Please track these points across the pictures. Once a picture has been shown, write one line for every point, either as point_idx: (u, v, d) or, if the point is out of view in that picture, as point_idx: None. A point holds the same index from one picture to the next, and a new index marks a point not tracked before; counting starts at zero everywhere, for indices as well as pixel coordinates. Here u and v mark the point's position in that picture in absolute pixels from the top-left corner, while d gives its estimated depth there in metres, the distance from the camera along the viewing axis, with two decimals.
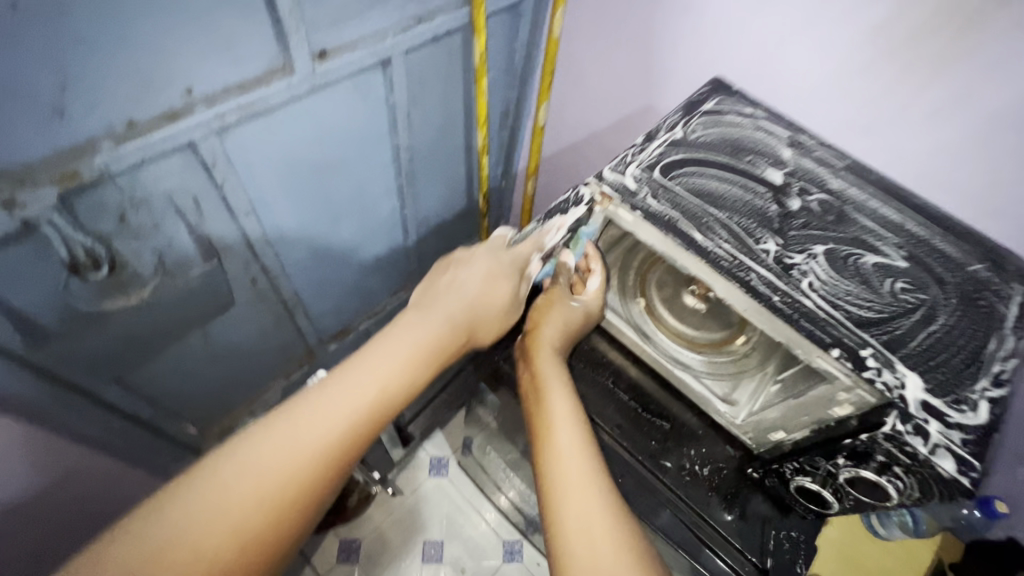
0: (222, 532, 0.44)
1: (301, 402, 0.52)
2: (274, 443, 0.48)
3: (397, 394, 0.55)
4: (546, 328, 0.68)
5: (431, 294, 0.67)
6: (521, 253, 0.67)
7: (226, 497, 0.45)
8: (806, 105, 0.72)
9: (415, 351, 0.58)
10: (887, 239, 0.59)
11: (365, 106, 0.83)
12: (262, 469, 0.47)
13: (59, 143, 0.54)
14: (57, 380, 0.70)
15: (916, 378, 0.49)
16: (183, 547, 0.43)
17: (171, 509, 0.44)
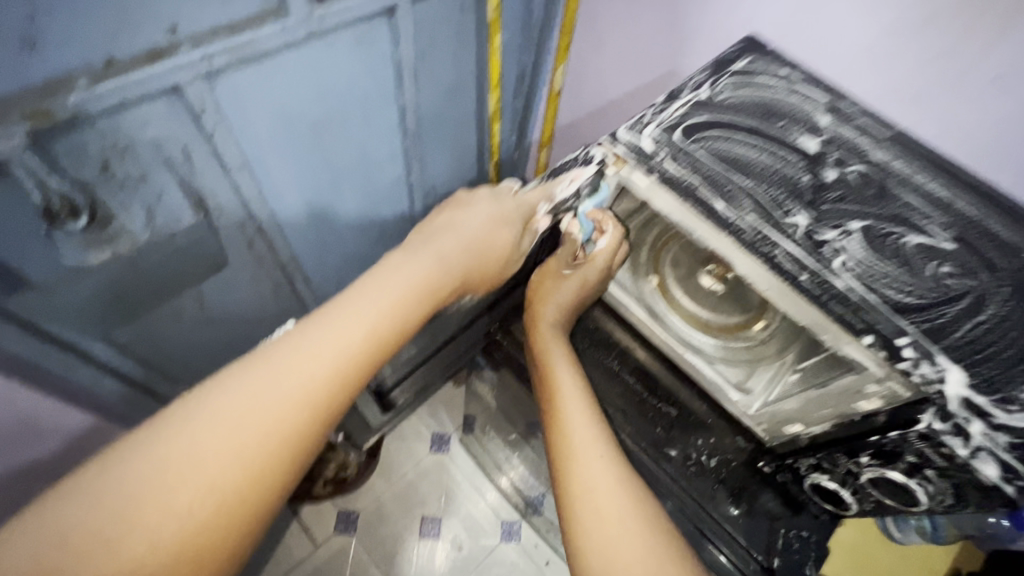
0: (192, 489, 0.38)
1: (277, 344, 0.45)
2: (254, 385, 0.42)
3: (389, 337, 0.49)
4: (546, 306, 0.69)
5: (426, 234, 0.60)
6: (526, 202, 0.63)
7: (193, 448, 0.39)
8: (850, 68, 0.65)
9: (411, 292, 0.52)
10: (933, 219, 0.53)
11: (369, 59, 0.78)
12: (239, 413, 0.41)
13: (30, 79, 0.49)
14: (38, 333, 0.67)
15: (959, 372, 0.43)
16: (154, 502, 0.37)
17: (134, 459, 0.38)
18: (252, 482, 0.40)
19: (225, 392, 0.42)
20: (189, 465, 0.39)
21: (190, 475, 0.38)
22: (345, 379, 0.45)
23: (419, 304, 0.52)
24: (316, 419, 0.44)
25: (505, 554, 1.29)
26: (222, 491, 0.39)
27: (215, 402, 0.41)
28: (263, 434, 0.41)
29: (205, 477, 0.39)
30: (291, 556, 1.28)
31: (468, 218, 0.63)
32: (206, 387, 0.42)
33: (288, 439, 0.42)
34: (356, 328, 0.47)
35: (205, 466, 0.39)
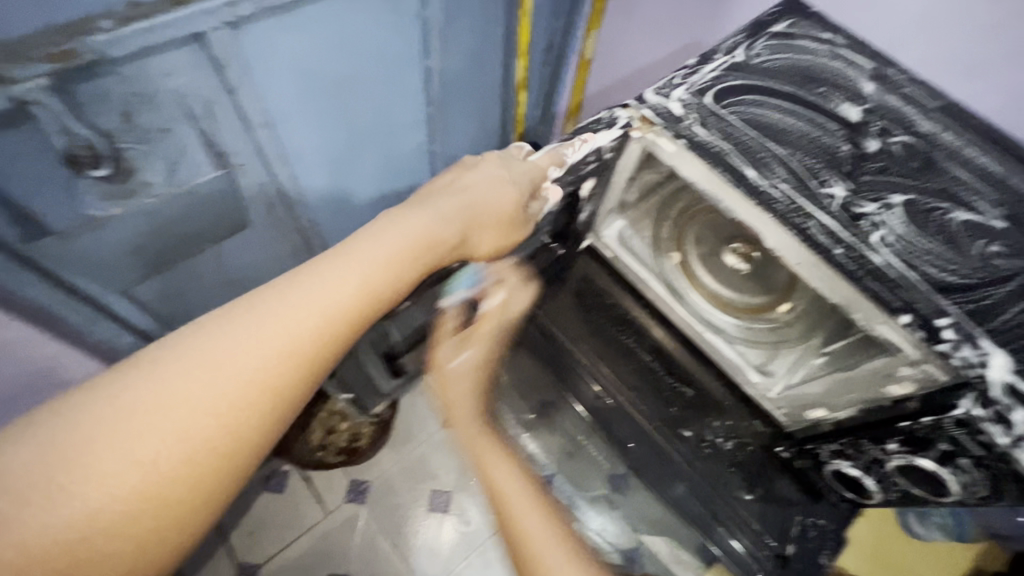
0: (159, 438, 0.35)
1: (263, 295, 0.41)
2: (236, 333, 0.39)
3: (382, 297, 0.45)
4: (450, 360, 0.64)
5: (428, 190, 0.55)
6: (536, 164, 0.60)
7: (157, 402, 0.36)
8: (901, 35, 0.61)
9: (405, 249, 0.47)
10: (984, 195, 0.49)
11: (393, 18, 0.76)
12: (217, 364, 0.38)
13: (55, 18, 0.50)
14: (57, 281, 0.68)
15: (1003, 357, 0.40)
16: (114, 449, 0.34)
17: (98, 400, 0.35)
18: (220, 446, 0.37)
19: (199, 344, 0.38)
20: (147, 421, 0.35)
21: (150, 430, 0.35)
22: (332, 337, 0.42)
23: (412, 265, 0.48)
24: (297, 381, 0.40)
25: None
26: (184, 454, 0.36)
27: (187, 353, 0.38)
28: (236, 395, 0.38)
29: (170, 434, 0.36)
30: (302, 521, 1.30)
31: (473, 178, 0.58)
32: (178, 336, 0.39)
33: (266, 401, 0.39)
34: (350, 284, 0.43)
35: (169, 423, 0.36)
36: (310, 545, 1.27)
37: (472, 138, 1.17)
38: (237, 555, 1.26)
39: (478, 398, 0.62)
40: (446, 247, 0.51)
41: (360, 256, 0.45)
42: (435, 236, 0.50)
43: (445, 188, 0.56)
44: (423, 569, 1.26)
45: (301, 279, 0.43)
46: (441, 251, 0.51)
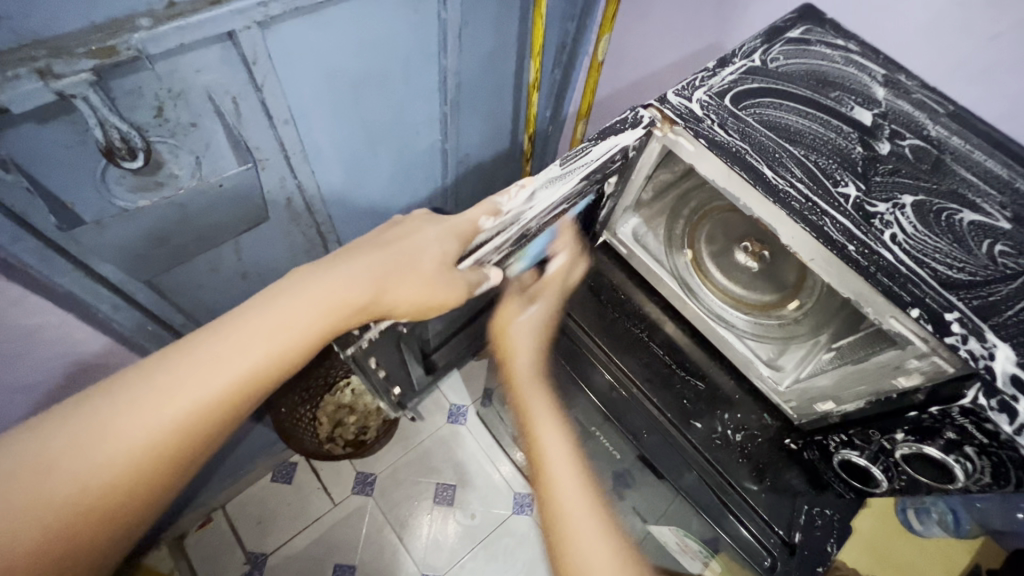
0: (90, 469, 0.46)
1: (168, 360, 0.51)
2: (158, 390, 0.49)
3: (275, 366, 0.52)
4: (518, 357, 0.68)
5: (359, 245, 0.59)
6: (467, 217, 0.57)
7: (70, 452, 0.46)
8: (911, 40, 0.63)
9: (302, 321, 0.53)
10: (990, 196, 0.52)
11: (414, 18, 0.78)
12: (141, 417, 0.48)
13: (96, 17, 0.52)
14: (90, 272, 0.68)
15: (1008, 350, 0.43)
16: (50, 480, 0.45)
17: (46, 433, 0.46)
18: (126, 485, 0.47)
19: (114, 403, 0.48)
20: (66, 467, 0.45)
21: (64, 474, 0.45)
22: (224, 399, 0.51)
23: (313, 332, 0.53)
24: (189, 436, 0.50)
25: (517, 526, 1.32)
26: (94, 493, 0.46)
27: (104, 413, 0.48)
28: (140, 446, 0.48)
29: (80, 480, 0.46)
30: (310, 512, 1.30)
31: (401, 232, 0.60)
32: (100, 394, 0.49)
33: (160, 453, 0.49)
34: (244, 354, 0.51)
35: (79, 470, 0.46)
36: (318, 537, 1.28)
37: (484, 137, 1.19)
38: (246, 546, 1.26)
39: (536, 361, 0.69)
40: (355, 309, 0.54)
41: (255, 328, 0.52)
42: (342, 300, 0.54)
43: (373, 243, 0.59)
44: (427, 561, 1.27)
45: (202, 345, 0.51)
46: (350, 316, 0.54)
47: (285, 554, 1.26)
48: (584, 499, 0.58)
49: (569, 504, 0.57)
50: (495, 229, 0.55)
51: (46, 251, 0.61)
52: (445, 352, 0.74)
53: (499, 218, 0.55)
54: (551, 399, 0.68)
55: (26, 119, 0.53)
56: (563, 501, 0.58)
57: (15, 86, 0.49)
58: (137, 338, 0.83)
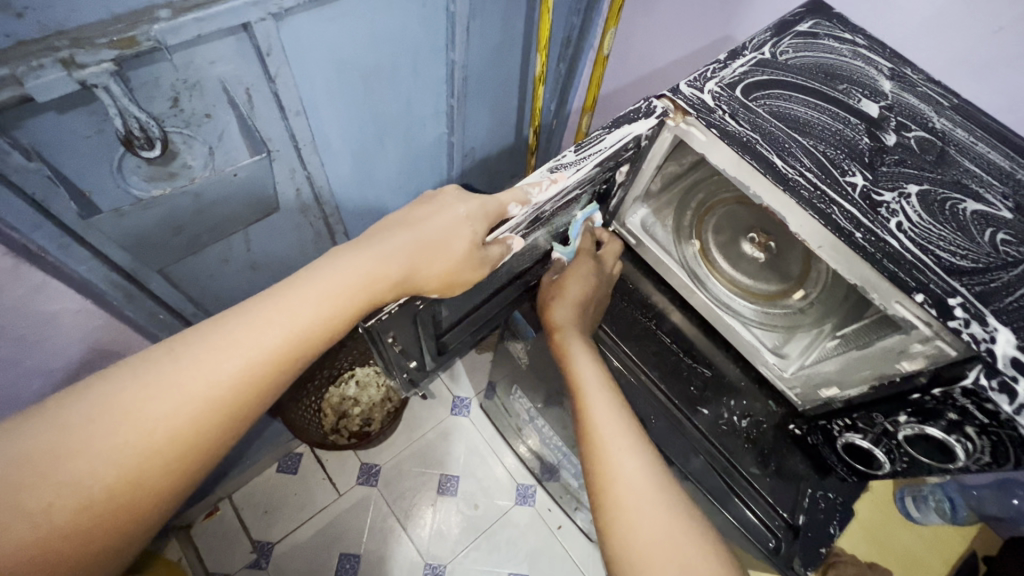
0: (133, 437, 0.44)
1: (205, 333, 0.49)
2: (199, 361, 0.48)
3: (311, 342, 0.52)
4: (558, 308, 0.67)
5: (388, 223, 0.58)
6: (496, 199, 0.58)
7: (109, 424, 0.44)
8: (909, 36, 0.66)
9: (340, 293, 0.52)
10: (993, 187, 0.53)
11: (426, 10, 0.79)
12: (182, 385, 0.47)
13: (118, 8, 0.52)
14: (106, 260, 0.69)
15: (1008, 333, 0.44)
16: (94, 447, 0.43)
17: (87, 402, 0.44)
18: (163, 461, 0.45)
19: (145, 376, 0.46)
20: (102, 438, 0.43)
21: (100, 447, 0.43)
22: (258, 376, 0.49)
23: (349, 306, 0.53)
24: (224, 412, 0.48)
25: (519, 516, 1.33)
26: (134, 467, 0.44)
27: (133, 388, 0.45)
28: (177, 420, 0.46)
29: (116, 454, 0.43)
30: (315, 502, 1.32)
31: (429, 211, 0.59)
32: (123, 372, 0.46)
33: (194, 429, 0.46)
34: (276, 330, 0.50)
35: (117, 442, 0.44)
36: (323, 527, 1.29)
37: (490, 130, 1.20)
38: (252, 535, 1.27)
39: (580, 319, 0.67)
40: (388, 284, 0.54)
41: (289, 304, 0.51)
42: (377, 275, 0.54)
43: (401, 223, 0.58)
44: (431, 551, 1.28)
45: (233, 323, 0.50)
46: (384, 291, 0.54)
47: (291, 543, 1.27)
48: (618, 421, 0.58)
49: (610, 444, 0.56)
50: (522, 215, 0.57)
51: (63, 239, 0.61)
52: (461, 337, 0.72)
53: (526, 207, 0.57)
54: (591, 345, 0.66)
55: (48, 108, 0.54)
56: (603, 428, 0.57)
57: (39, 76, 0.50)
58: (150, 326, 0.84)
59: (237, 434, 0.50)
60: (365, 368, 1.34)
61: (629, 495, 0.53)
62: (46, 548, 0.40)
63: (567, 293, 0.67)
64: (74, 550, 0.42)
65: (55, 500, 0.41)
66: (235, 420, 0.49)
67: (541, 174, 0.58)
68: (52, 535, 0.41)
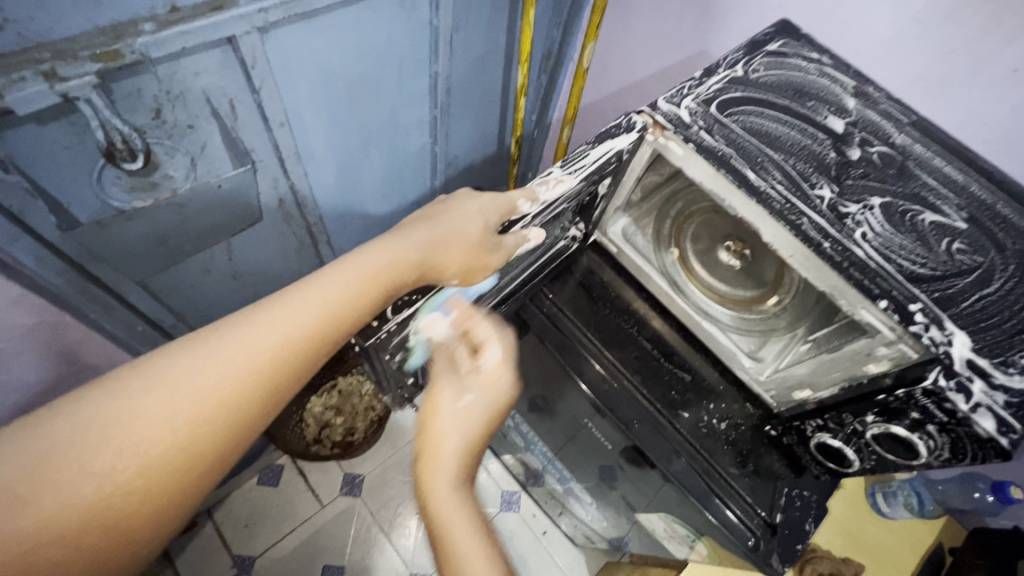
0: (185, 406, 0.43)
1: (244, 315, 0.49)
2: (244, 336, 0.47)
3: (343, 320, 0.51)
4: (438, 444, 0.54)
5: (409, 218, 0.60)
6: (506, 198, 0.61)
7: (162, 392, 0.43)
8: (873, 54, 0.70)
9: (371, 274, 0.53)
10: (948, 200, 0.57)
11: (410, 23, 0.80)
12: (228, 359, 0.46)
13: (100, 21, 0.52)
14: (85, 272, 0.67)
15: (964, 337, 0.48)
16: (149, 415, 0.42)
17: (137, 377, 0.43)
18: (211, 428, 0.44)
19: (193, 352, 0.45)
20: (155, 407, 0.42)
21: (153, 416, 0.42)
22: (299, 351, 0.49)
23: (379, 285, 0.53)
24: (266, 383, 0.47)
25: (504, 522, 1.33)
26: (185, 433, 0.43)
27: (184, 360, 0.45)
28: (223, 391, 0.45)
29: (169, 421, 0.43)
30: (297, 514, 1.30)
31: (443, 207, 0.61)
32: (170, 350, 0.45)
33: (239, 400, 0.46)
34: (310, 308, 0.49)
35: (168, 410, 0.43)
36: (305, 538, 1.27)
37: (473, 139, 1.21)
38: (232, 549, 1.24)
39: (460, 454, 0.53)
40: (407, 266, 0.55)
41: (322, 283, 0.51)
42: (398, 259, 0.55)
43: (419, 218, 0.60)
44: (416, 561, 1.27)
45: (273, 301, 0.50)
46: (405, 274, 0.55)
47: (272, 556, 1.25)
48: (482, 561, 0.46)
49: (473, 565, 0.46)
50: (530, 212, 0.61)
51: (41, 251, 0.60)
52: None
53: (535, 203, 0.60)
54: (477, 506, 0.52)
55: (27, 121, 0.53)
56: None
57: (21, 88, 0.49)
58: (128, 338, 0.82)
59: (274, 410, 0.49)
60: (348, 378, 1.33)
61: None
62: (110, 504, 0.40)
63: (449, 427, 0.54)
64: (130, 512, 0.41)
65: (115, 463, 0.40)
66: (280, 393, 0.48)
67: (547, 174, 0.61)
68: (113, 495, 0.40)
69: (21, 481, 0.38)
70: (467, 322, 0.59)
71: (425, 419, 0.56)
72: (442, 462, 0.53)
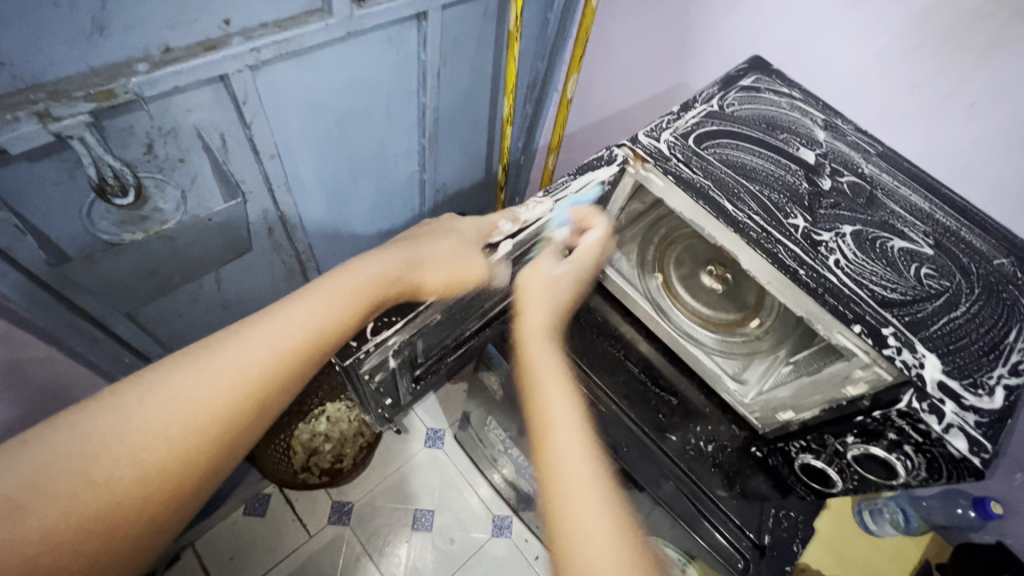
0: (181, 417, 0.46)
1: (236, 331, 0.51)
2: (236, 350, 0.50)
3: (332, 334, 0.53)
4: (529, 306, 0.63)
5: (397, 241, 0.63)
6: (488, 221, 0.63)
7: (157, 403, 0.46)
8: (843, 87, 0.73)
9: (355, 290, 0.55)
10: (915, 226, 0.59)
11: (398, 58, 0.83)
12: (222, 372, 0.48)
13: (94, 62, 0.53)
14: (72, 305, 0.67)
15: (934, 359, 0.50)
16: (147, 425, 0.45)
17: (138, 389, 0.46)
18: (205, 438, 0.47)
19: (188, 366, 0.48)
20: (152, 419, 0.45)
21: (150, 427, 0.45)
22: (289, 364, 0.51)
23: (364, 301, 0.55)
24: (256, 396, 0.49)
25: (496, 549, 1.31)
26: (180, 443, 0.46)
27: (180, 373, 0.47)
28: (215, 402, 0.47)
29: (165, 432, 0.45)
30: (285, 545, 1.27)
31: (428, 233, 0.64)
32: (167, 365, 0.48)
33: (230, 412, 0.48)
34: (300, 322, 0.52)
35: (163, 422, 0.45)
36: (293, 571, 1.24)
37: (461, 166, 1.24)
38: None
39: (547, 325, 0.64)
40: (392, 282, 0.57)
41: (312, 299, 0.53)
42: (383, 275, 0.57)
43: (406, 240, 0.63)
44: None
45: (263, 317, 0.52)
46: (391, 288, 0.57)
47: None
48: (570, 414, 0.57)
49: (561, 415, 0.57)
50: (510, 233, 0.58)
51: (28, 286, 0.60)
52: (439, 364, 0.69)
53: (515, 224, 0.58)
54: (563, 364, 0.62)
55: (19, 158, 0.54)
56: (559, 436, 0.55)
57: (14, 129, 0.50)
58: (114, 370, 0.82)
59: (263, 421, 0.51)
60: (336, 404, 1.33)
61: (573, 487, 0.51)
62: (110, 510, 0.42)
63: (545, 294, 0.64)
64: (128, 518, 0.43)
65: (115, 472, 0.43)
66: (271, 404, 0.51)
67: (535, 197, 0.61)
68: (112, 502, 0.43)
69: (21, 492, 0.40)
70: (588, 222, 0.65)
71: (527, 276, 0.62)
72: (535, 324, 0.63)
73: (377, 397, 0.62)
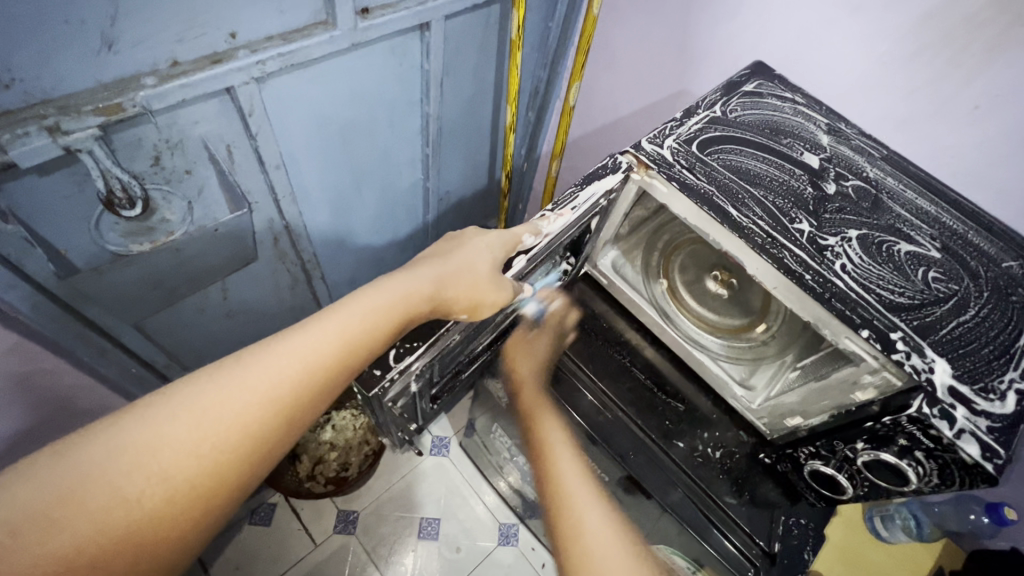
0: (214, 433, 0.45)
1: (268, 347, 0.51)
2: (268, 367, 0.49)
3: (361, 349, 0.53)
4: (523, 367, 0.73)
5: (424, 256, 0.62)
6: (513, 233, 0.62)
7: (191, 418, 0.45)
8: (846, 91, 0.73)
9: (387, 307, 0.55)
10: (921, 230, 0.59)
11: (401, 68, 0.83)
12: (254, 388, 0.48)
13: (103, 77, 0.53)
14: (79, 316, 0.68)
15: (944, 363, 0.49)
16: (180, 441, 0.44)
17: (172, 404, 0.45)
18: (236, 453, 0.46)
19: (221, 381, 0.47)
20: (186, 434, 0.44)
21: (184, 442, 0.44)
22: (319, 379, 0.51)
23: (394, 317, 0.55)
24: (285, 411, 0.49)
25: (502, 556, 1.30)
26: (212, 458, 0.45)
27: (214, 388, 0.47)
28: (246, 418, 0.47)
29: (197, 447, 0.44)
30: (290, 554, 1.27)
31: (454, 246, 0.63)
32: (198, 380, 0.47)
33: (261, 427, 0.47)
34: (332, 338, 0.52)
35: (196, 437, 0.45)
36: None
37: (464, 174, 1.24)
38: None
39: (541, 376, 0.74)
40: (423, 299, 0.57)
41: (343, 315, 0.53)
42: (412, 291, 0.56)
43: (432, 256, 0.62)
44: None
45: (294, 333, 0.52)
46: (420, 305, 0.56)
47: None
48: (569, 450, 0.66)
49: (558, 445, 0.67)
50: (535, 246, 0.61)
51: (36, 298, 0.61)
52: (451, 381, 0.70)
53: (539, 237, 0.61)
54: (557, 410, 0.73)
55: (30, 172, 0.55)
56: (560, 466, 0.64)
57: (25, 143, 0.51)
58: (120, 378, 0.82)
59: (293, 437, 0.50)
60: (341, 412, 1.32)
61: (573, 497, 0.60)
62: (141, 526, 0.41)
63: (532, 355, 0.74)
64: (159, 535, 0.42)
65: (146, 488, 0.42)
66: (299, 420, 0.50)
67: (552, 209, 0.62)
68: (144, 519, 0.42)
69: (55, 506, 0.39)
70: (552, 300, 0.77)
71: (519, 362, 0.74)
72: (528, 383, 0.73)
73: (397, 420, 0.63)
